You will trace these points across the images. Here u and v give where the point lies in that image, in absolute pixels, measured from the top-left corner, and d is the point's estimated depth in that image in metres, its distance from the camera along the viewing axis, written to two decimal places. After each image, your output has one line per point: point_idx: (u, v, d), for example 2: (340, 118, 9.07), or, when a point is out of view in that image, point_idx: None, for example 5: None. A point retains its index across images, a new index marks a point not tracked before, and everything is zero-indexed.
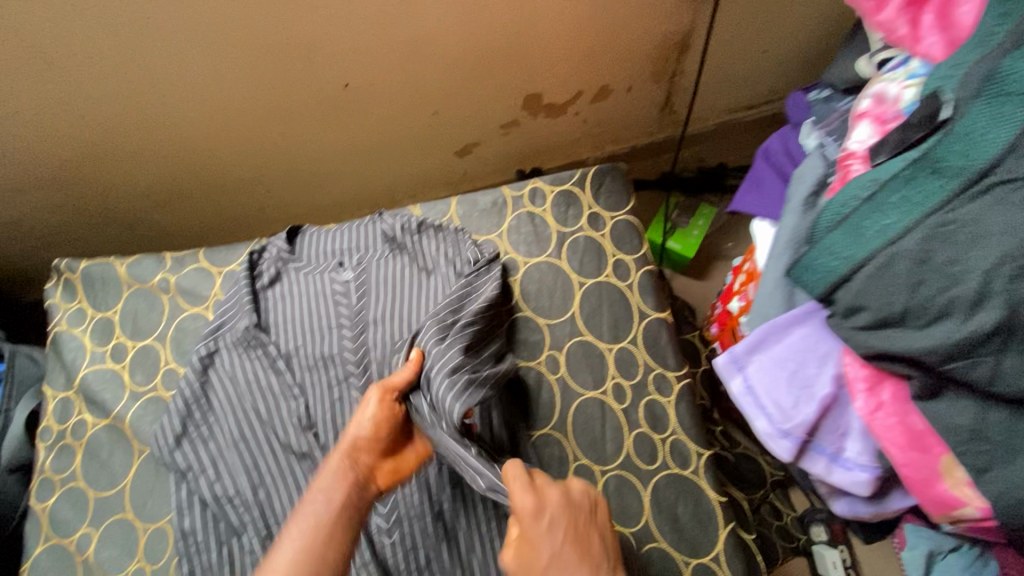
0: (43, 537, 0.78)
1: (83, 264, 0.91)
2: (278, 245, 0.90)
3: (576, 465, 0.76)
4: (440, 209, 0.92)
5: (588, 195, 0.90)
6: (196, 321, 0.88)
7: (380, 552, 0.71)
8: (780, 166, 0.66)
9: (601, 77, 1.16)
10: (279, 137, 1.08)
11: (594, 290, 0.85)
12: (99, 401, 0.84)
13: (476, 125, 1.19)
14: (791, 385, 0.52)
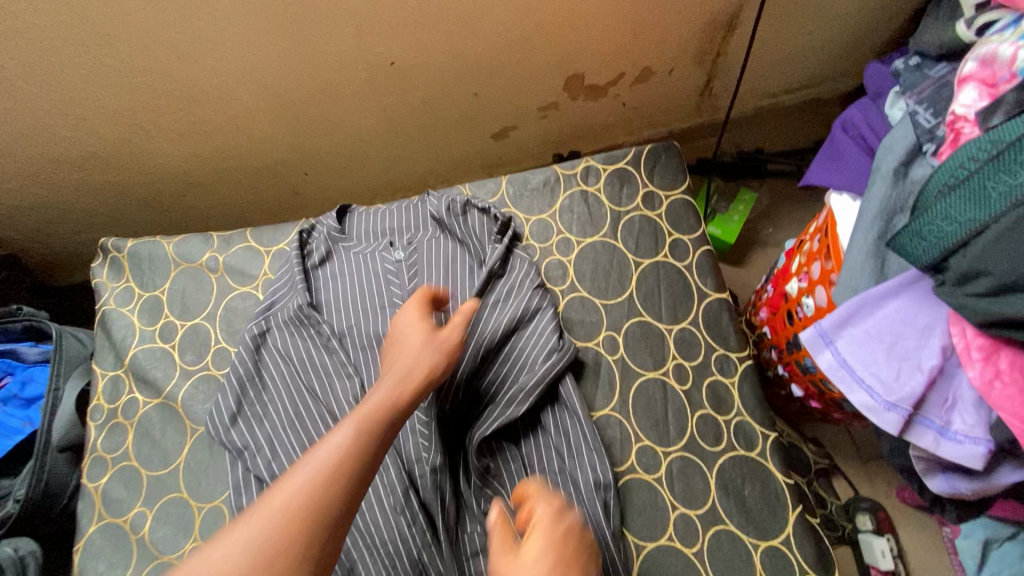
0: (96, 516, 0.77)
1: (130, 243, 0.90)
2: (328, 224, 0.89)
3: (639, 447, 0.74)
4: (490, 188, 0.90)
5: (643, 174, 0.88)
6: (245, 301, 0.86)
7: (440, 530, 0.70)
8: (861, 138, 0.64)
9: (645, 59, 1.14)
10: (320, 117, 1.07)
11: (651, 271, 0.83)
12: (150, 380, 0.83)
13: (516, 106, 1.17)
14: (890, 358, 0.51)
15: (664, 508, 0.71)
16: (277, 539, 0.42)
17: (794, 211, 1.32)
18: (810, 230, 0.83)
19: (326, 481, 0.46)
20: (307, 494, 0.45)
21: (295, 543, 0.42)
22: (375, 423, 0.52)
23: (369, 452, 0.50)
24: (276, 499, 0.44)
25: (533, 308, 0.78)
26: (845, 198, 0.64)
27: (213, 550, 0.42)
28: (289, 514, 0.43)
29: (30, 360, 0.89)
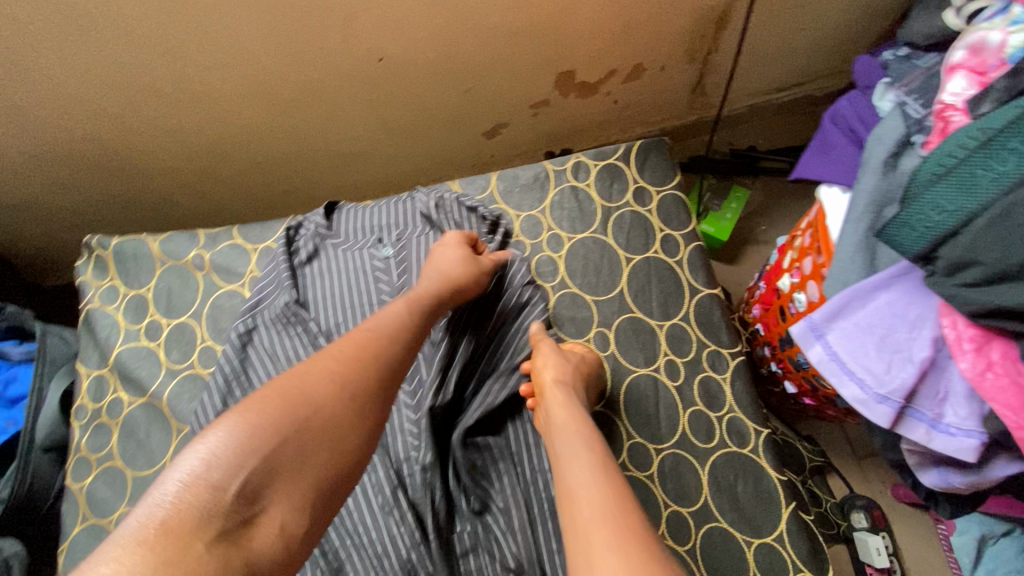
0: (80, 516, 0.76)
1: (115, 240, 0.89)
2: (316, 221, 0.88)
3: (631, 444, 0.73)
4: (479, 184, 0.89)
5: (633, 169, 0.87)
6: (232, 299, 0.85)
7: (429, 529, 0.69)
8: (851, 130, 0.64)
9: (636, 56, 1.13)
10: (310, 114, 1.06)
11: (642, 266, 0.82)
12: (135, 379, 0.82)
13: (508, 103, 1.17)
14: (881, 351, 0.50)
15: (656, 506, 0.70)
16: (356, 373, 0.52)
17: (787, 208, 1.32)
18: (802, 225, 0.82)
19: (389, 342, 0.56)
20: (379, 347, 0.55)
21: (370, 380, 0.53)
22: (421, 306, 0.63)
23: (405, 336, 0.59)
24: (348, 346, 0.55)
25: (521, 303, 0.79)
26: (835, 189, 0.63)
27: (295, 377, 0.51)
28: (362, 357, 0.54)
29: (14, 359, 0.87)
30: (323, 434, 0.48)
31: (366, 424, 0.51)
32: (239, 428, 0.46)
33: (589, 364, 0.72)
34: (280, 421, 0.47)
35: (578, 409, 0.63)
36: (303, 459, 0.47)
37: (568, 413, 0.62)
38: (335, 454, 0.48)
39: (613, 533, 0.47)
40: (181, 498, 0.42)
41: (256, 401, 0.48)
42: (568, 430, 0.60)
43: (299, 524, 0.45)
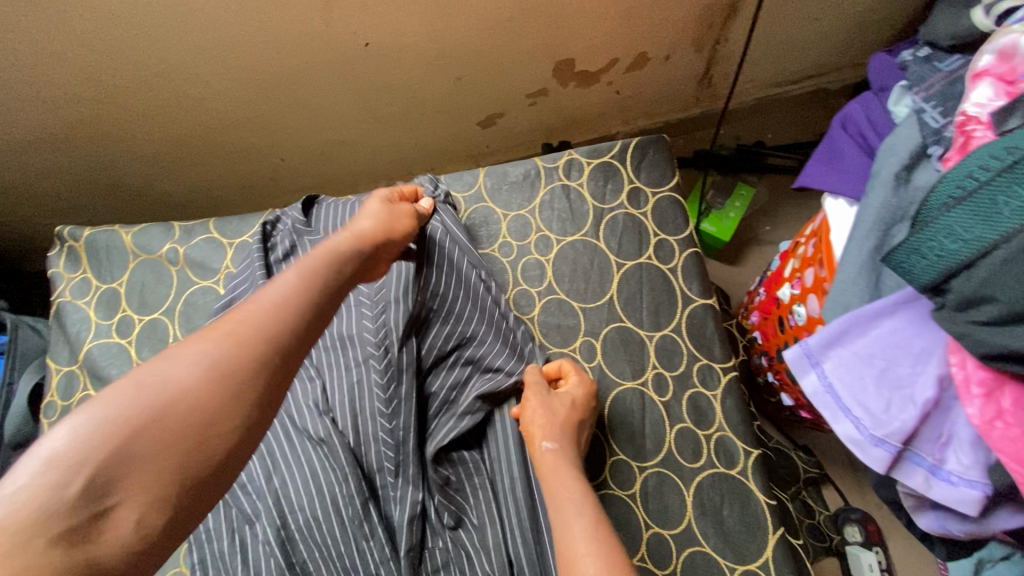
0: None
1: (87, 231, 0.86)
2: (293, 216, 0.84)
3: (613, 461, 0.70)
4: (466, 181, 0.85)
5: (628, 168, 0.82)
6: (206, 296, 0.82)
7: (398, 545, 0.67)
8: (862, 138, 0.58)
9: (639, 44, 1.07)
10: (294, 100, 1.01)
11: (634, 273, 0.78)
12: (105, 377, 0.79)
13: (504, 92, 1.11)
14: (881, 387, 0.46)
15: (637, 527, 0.67)
16: (235, 354, 0.44)
17: (794, 208, 1.26)
18: (805, 233, 0.78)
19: (277, 313, 0.48)
20: (272, 315, 0.48)
21: (255, 356, 0.45)
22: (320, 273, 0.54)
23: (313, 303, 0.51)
24: (233, 320, 0.46)
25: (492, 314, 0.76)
26: (841, 201, 0.58)
27: (178, 358, 0.43)
28: (249, 334, 0.46)
29: None
30: (189, 421, 0.40)
31: (252, 409, 0.43)
32: (90, 414, 0.39)
33: (583, 399, 0.68)
34: (135, 409, 0.40)
35: (569, 466, 0.60)
36: (162, 450, 0.39)
37: (561, 472, 0.59)
38: (204, 441, 0.40)
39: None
40: (14, 501, 0.35)
41: (122, 387, 0.41)
42: (565, 487, 0.57)
43: (160, 520, 0.38)
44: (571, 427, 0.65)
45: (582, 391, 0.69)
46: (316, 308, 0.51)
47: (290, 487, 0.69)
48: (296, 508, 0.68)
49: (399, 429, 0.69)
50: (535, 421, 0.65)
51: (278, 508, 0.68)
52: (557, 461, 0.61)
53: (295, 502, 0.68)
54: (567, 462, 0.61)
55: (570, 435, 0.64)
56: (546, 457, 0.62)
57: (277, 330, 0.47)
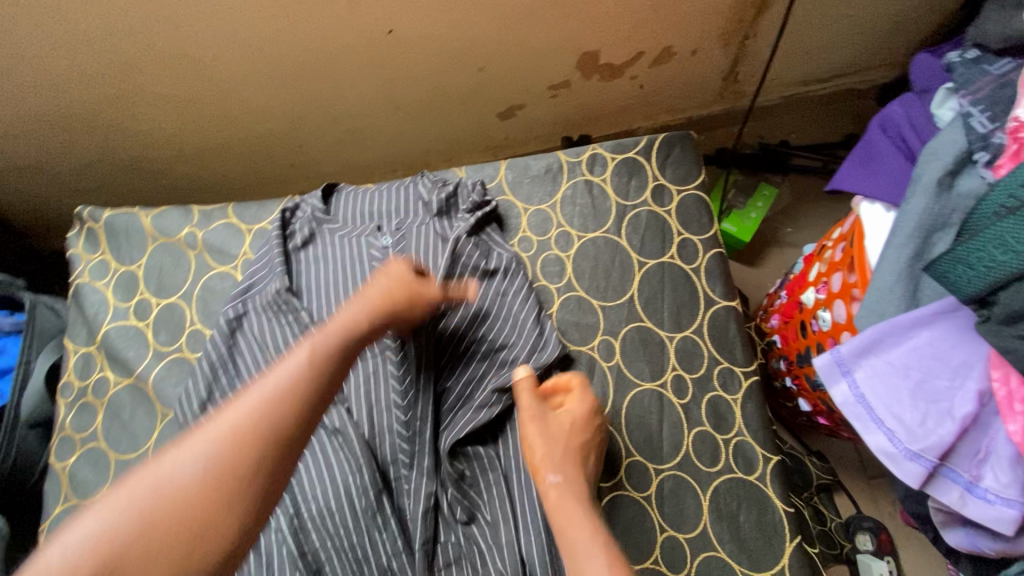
0: (63, 496, 0.75)
1: (107, 213, 0.86)
2: (313, 203, 0.83)
3: (629, 462, 0.69)
4: (487, 173, 0.84)
5: (653, 165, 0.80)
6: (223, 282, 0.82)
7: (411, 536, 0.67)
8: (902, 140, 0.57)
9: (666, 37, 1.05)
10: (315, 86, 1.00)
11: (656, 272, 0.77)
12: (123, 359, 0.80)
13: (526, 83, 1.10)
14: (916, 399, 0.45)
15: (651, 530, 0.67)
16: (230, 456, 0.42)
17: (816, 210, 1.24)
18: (833, 238, 0.77)
19: (277, 402, 0.45)
20: (272, 405, 0.44)
21: (258, 450, 0.42)
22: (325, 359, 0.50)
23: (316, 386, 0.47)
24: (230, 414, 0.43)
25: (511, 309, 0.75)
26: (878, 206, 0.57)
27: (174, 454, 0.41)
28: (247, 427, 0.43)
29: (3, 329, 0.85)
30: (177, 532, 0.39)
31: (243, 515, 0.41)
32: (84, 523, 0.38)
33: (582, 418, 0.65)
34: (125, 519, 0.38)
35: (578, 501, 0.57)
36: (150, 564, 0.37)
37: (567, 508, 0.56)
38: (196, 552, 0.39)
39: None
40: None
41: (117, 492, 0.40)
42: (573, 524, 0.54)
43: None
44: (575, 453, 0.62)
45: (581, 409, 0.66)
46: (319, 396, 0.47)
47: (303, 474, 0.69)
48: (308, 498, 0.68)
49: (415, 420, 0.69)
50: (539, 449, 0.62)
51: (290, 496, 0.68)
52: (563, 496, 0.57)
53: (307, 491, 0.68)
54: (573, 496, 0.58)
55: (574, 464, 0.62)
56: (550, 492, 0.58)
57: (277, 422, 0.44)
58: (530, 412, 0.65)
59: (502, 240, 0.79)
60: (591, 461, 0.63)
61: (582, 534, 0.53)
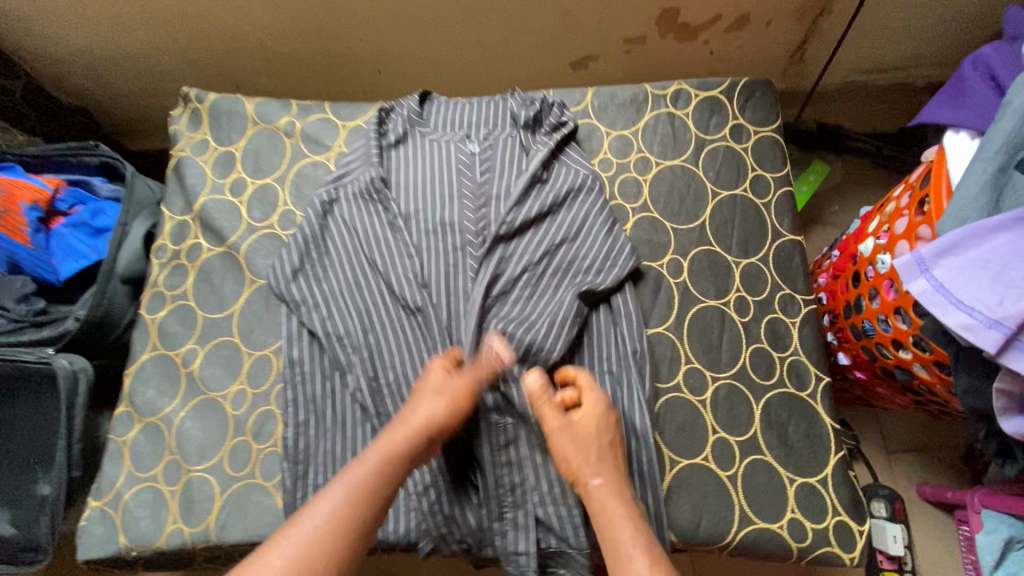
0: (151, 345, 0.80)
1: (212, 95, 0.91)
2: (409, 106, 0.88)
3: (687, 368, 0.74)
4: (575, 97, 0.88)
5: (734, 106, 0.85)
6: (317, 169, 0.87)
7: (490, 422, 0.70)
8: (991, 79, 0.61)
9: (746, 3, 1.09)
10: (407, 9, 1.05)
11: (727, 202, 0.81)
12: (216, 229, 0.85)
13: (604, 33, 1.14)
14: (994, 285, 0.50)
15: (704, 430, 0.71)
16: None
17: (864, 193, 1.28)
18: (899, 190, 0.81)
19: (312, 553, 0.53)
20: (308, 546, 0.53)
21: None
22: (365, 494, 0.57)
23: (349, 530, 0.55)
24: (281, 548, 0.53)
25: (584, 217, 0.79)
26: (962, 136, 0.61)
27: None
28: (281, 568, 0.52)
29: (103, 196, 0.91)
30: None
31: None
32: None
33: (603, 413, 0.65)
34: None
35: (619, 503, 0.60)
36: None
37: (611, 517, 0.59)
38: None
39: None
40: None
41: None
42: (617, 526, 0.58)
43: None
44: (606, 452, 0.63)
45: (601, 402, 0.66)
46: (352, 533, 0.56)
47: (383, 344, 0.74)
48: (386, 365, 0.73)
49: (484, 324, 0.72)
50: (571, 453, 0.62)
51: (372, 360, 0.74)
52: (604, 497, 0.60)
53: (387, 360, 0.73)
54: (614, 495, 0.60)
55: (611, 461, 0.63)
56: (592, 494, 0.61)
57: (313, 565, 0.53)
58: (557, 423, 0.64)
59: (582, 156, 0.84)
60: (620, 458, 0.65)
61: (624, 538, 0.57)
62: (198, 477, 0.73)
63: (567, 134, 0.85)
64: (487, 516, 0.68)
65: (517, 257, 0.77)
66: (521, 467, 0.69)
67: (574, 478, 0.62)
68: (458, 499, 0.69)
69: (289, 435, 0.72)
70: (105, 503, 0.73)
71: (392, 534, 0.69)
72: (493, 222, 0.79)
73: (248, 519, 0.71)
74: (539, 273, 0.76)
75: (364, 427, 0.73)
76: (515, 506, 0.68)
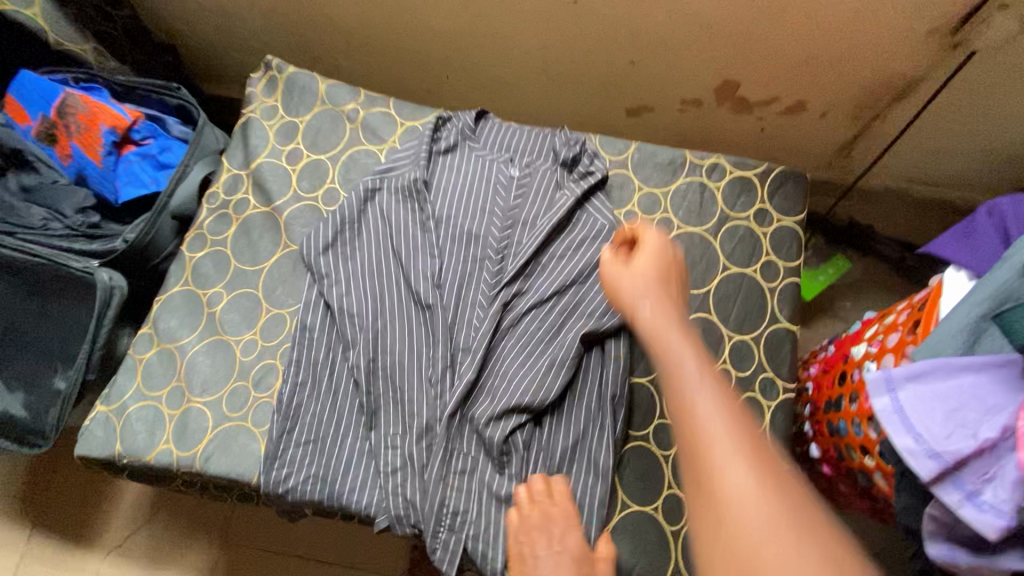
0: (183, 280, 0.87)
1: (291, 69, 0.99)
2: (465, 120, 0.95)
3: (659, 422, 0.79)
4: (618, 147, 0.93)
5: (764, 190, 0.89)
6: (367, 158, 0.94)
7: (474, 429, 0.75)
8: (1003, 228, 0.64)
9: (805, 92, 1.13)
10: (487, 27, 1.12)
11: (735, 279, 0.85)
12: (266, 190, 0.92)
13: (663, 89, 1.19)
14: (947, 420, 0.53)
15: (660, 483, 0.76)
16: None
17: (878, 296, 1.31)
18: (899, 306, 0.84)
19: None
20: None
21: None
22: None
23: None
24: None
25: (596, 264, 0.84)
26: (961, 274, 0.65)
27: None
28: None
29: (173, 134, 0.99)
30: None
31: None
32: None
33: (660, 251, 0.67)
34: None
35: (666, 323, 0.57)
36: None
37: (657, 335, 0.56)
38: None
39: (788, 513, 0.41)
40: None
41: None
42: (665, 339, 0.54)
43: None
44: (656, 285, 0.62)
45: (656, 242, 0.67)
46: None
47: (388, 331, 0.80)
48: (387, 350, 0.79)
49: (482, 338, 0.78)
50: (622, 287, 0.63)
51: (374, 343, 0.80)
52: (654, 317, 0.58)
53: (388, 346, 0.79)
54: (664, 316, 0.58)
55: (659, 292, 0.62)
56: (642, 315, 0.59)
57: None
58: (610, 265, 0.66)
59: (607, 206, 0.88)
60: (677, 293, 0.63)
61: (671, 350, 0.53)
62: (196, 408, 0.80)
63: (597, 185, 0.90)
64: (426, 533, 0.71)
65: (532, 291, 0.82)
66: (470, 497, 0.73)
67: (628, 311, 0.61)
68: (418, 522, 0.73)
69: (285, 391, 0.79)
70: (111, 410, 0.81)
71: (353, 503, 0.74)
72: (516, 250, 0.85)
73: (231, 457, 0.77)
74: (545, 310, 0.81)
75: (352, 402, 0.79)
76: (454, 527, 0.72)
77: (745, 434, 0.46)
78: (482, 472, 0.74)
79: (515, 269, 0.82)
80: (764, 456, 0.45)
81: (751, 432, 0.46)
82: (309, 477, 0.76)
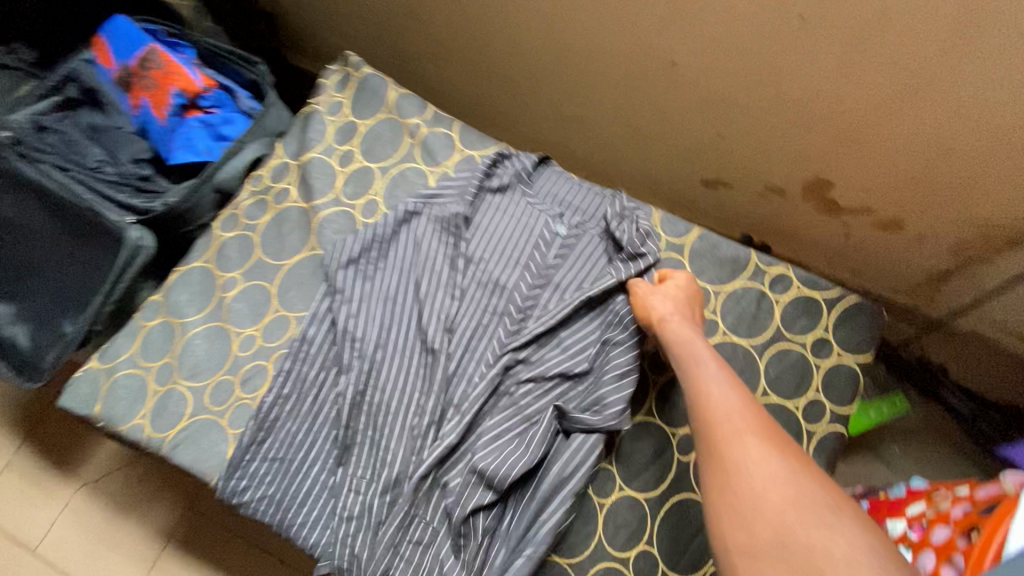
0: (205, 258, 0.86)
1: (367, 69, 0.96)
2: (524, 163, 0.89)
3: (643, 547, 0.71)
4: (678, 229, 0.85)
5: (830, 319, 0.79)
6: (418, 178, 0.90)
7: (440, 498, 0.70)
8: None
9: (905, 212, 1.01)
10: (579, 67, 1.07)
11: (772, 409, 0.76)
12: (309, 185, 0.89)
13: (746, 169, 1.09)
14: None
15: None
16: None
17: (931, 450, 1.17)
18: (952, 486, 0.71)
19: None
20: None
21: None
22: None
23: None
24: None
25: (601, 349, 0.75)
26: None
27: None
28: None
29: (240, 107, 0.99)
30: None
31: None
32: None
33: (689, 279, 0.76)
34: None
35: (694, 332, 0.66)
36: None
37: (686, 341, 0.65)
38: None
39: (784, 471, 0.51)
40: None
41: None
42: (686, 347, 0.65)
43: None
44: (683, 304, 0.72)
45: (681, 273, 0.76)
46: None
47: (385, 366, 0.75)
48: (377, 386, 0.75)
49: (474, 406, 0.72)
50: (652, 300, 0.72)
51: (367, 376, 0.75)
52: (681, 328, 0.67)
53: (380, 383, 0.75)
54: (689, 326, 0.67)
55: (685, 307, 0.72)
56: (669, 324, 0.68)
57: None
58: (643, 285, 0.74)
59: None
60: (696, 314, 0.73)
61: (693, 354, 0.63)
62: (179, 390, 0.78)
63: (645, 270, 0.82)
64: None
65: (539, 365, 0.76)
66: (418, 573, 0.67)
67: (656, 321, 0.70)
68: None
69: (267, 400, 0.76)
70: (101, 368, 0.80)
71: (301, 539, 0.70)
72: (534, 314, 0.78)
73: (197, 451, 0.75)
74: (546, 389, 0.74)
75: (329, 431, 0.75)
76: None
77: (749, 406, 0.57)
78: (437, 547, 0.68)
79: (528, 337, 0.76)
80: (767, 434, 0.55)
81: (755, 408, 0.58)
82: (264, 496, 0.72)
